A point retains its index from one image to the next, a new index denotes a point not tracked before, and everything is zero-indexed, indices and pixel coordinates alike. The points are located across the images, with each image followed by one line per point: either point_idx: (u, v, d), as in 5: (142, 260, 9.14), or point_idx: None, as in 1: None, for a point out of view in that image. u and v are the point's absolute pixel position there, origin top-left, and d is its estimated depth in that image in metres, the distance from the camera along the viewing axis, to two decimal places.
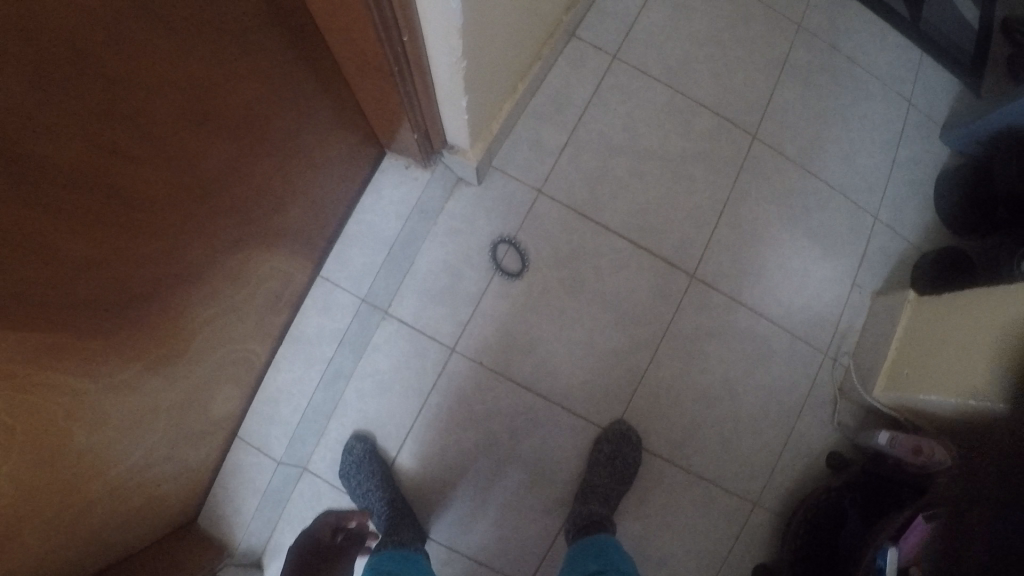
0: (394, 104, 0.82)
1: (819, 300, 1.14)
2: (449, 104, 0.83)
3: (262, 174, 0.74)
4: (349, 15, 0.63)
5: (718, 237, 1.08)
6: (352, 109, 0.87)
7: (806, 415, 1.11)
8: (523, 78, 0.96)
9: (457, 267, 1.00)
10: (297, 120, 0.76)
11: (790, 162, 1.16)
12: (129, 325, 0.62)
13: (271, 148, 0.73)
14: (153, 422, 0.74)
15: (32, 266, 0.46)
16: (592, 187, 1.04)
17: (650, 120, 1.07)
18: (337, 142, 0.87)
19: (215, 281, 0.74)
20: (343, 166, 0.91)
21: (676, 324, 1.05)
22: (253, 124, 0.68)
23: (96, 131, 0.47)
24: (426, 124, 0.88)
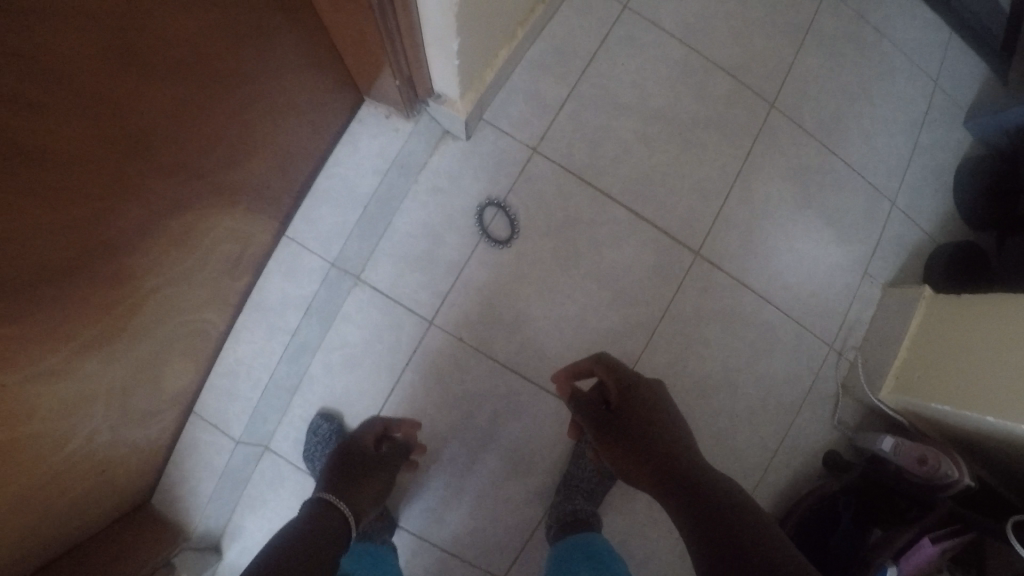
0: (372, 43, 0.70)
1: (827, 287, 1.10)
2: (437, 48, 0.71)
3: (212, 122, 0.63)
4: None
5: (727, 212, 0.97)
6: (324, 50, 0.75)
7: (806, 410, 1.10)
8: (524, 22, 0.85)
9: (438, 232, 0.89)
10: (252, 56, 0.64)
11: (809, 137, 1.09)
12: (50, 305, 0.51)
13: (221, 89, 0.61)
14: (93, 406, 0.64)
15: None
16: (592, 149, 0.92)
17: (662, 77, 0.96)
18: (303, 87, 0.75)
19: (160, 247, 0.64)
20: (311, 115, 0.80)
21: (676, 306, 0.94)
22: (196, 62, 0.56)
23: (18, 86, 0.39)
24: (410, 70, 0.76)
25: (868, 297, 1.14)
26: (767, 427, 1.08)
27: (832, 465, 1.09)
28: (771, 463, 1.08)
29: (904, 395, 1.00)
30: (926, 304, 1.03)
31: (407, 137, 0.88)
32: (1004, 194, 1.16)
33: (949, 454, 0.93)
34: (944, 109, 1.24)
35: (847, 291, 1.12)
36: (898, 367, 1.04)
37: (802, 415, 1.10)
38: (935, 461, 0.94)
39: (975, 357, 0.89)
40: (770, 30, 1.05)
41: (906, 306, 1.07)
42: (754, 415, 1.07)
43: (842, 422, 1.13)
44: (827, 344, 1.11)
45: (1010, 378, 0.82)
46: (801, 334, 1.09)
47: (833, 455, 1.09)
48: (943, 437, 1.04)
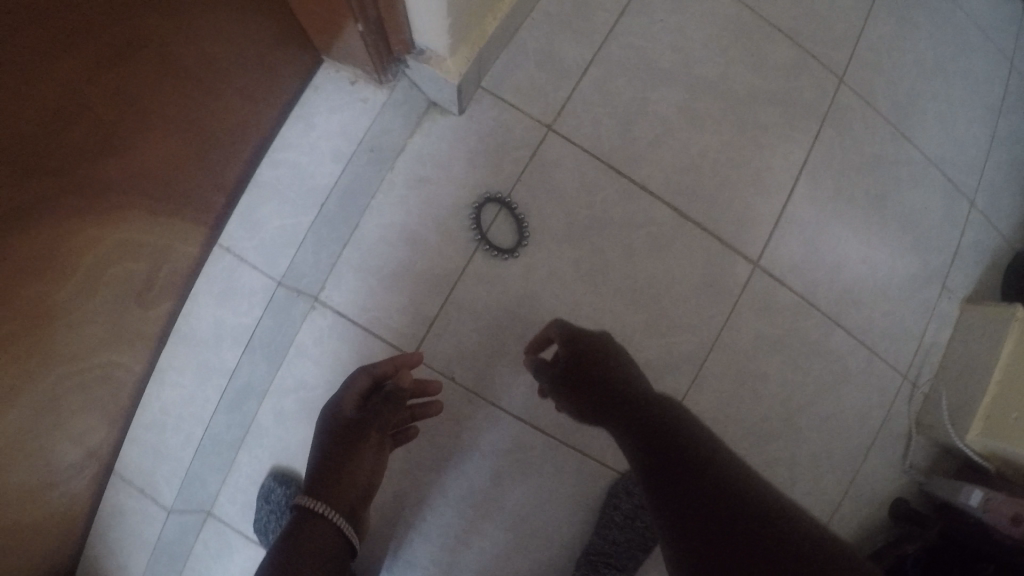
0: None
1: (902, 303, 0.90)
2: None
3: (55, 67, 0.40)
4: None
5: (792, 210, 0.76)
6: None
7: (874, 454, 0.90)
8: None
9: (423, 237, 0.67)
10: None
11: (881, 120, 0.88)
12: None
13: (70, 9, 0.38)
14: None
15: None
16: (624, 130, 0.71)
17: (710, 39, 0.75)
18: (215, 30, 0.53)
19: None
20: (243, 74, 0.58)
21: (730, 332, 0.73)
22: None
23: None
24: (381, 14, 0.55)
25: (945, 315, 0.93)
26: (833, 477, 0.87)
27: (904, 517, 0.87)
28: (835, 518, 0.87)
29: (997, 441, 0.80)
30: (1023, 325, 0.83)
31: (380, 111, 0.66)
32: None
33: None
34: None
35: (924, 308, 0.91)
36: (987, 404, 0.83)
37: (871, 461, 0.89)
38: None
39: None
40: None
41: (996, 328, 0.86)
42: (819, 464, 0.86)
43: (912, 465, 0.92)
44: (901, 373, 0.90)
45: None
46: (873, 362, 0.88)
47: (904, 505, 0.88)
48: None
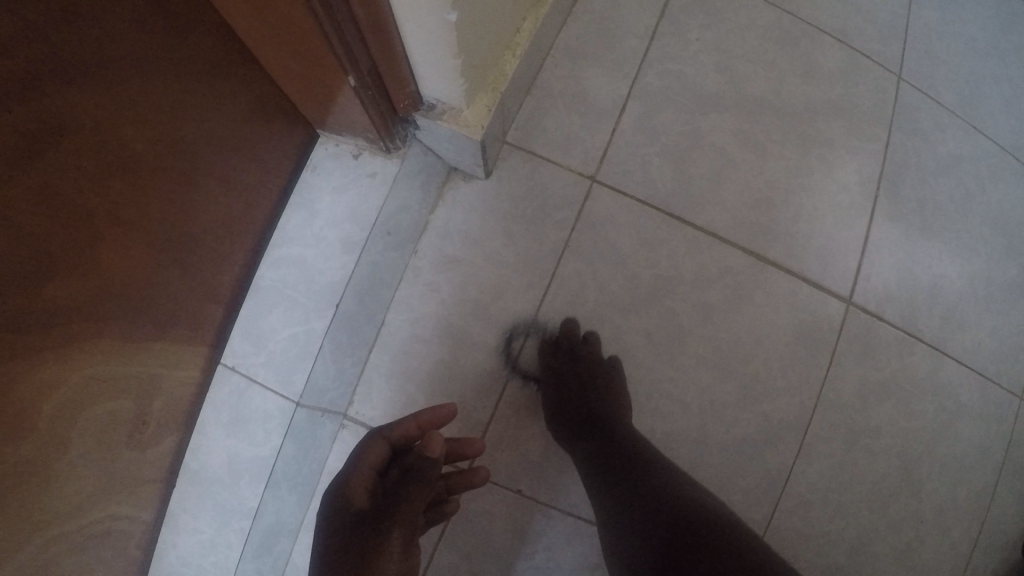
0: (288, 13, 0.39)
1: (1010, 316, 0.78)
2: (415, 28, 0.41)
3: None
4: None
5: (877, 232, 0.66)
6: (206, 40, 0.44)
7: (1003, 490, 0.76)
8: None
9: (461, 327, 0.57)
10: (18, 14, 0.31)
11: (951, 114, 0.78)
12: None
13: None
14: None
15: None
16: (677, 168, 0.61)
17: (755, 52, 0.65)
18: (168, 99, 0.43)
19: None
20: (231, 153, 0.50)
21: (831, 385, 0.62)
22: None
23: None
24: (379, 69, 0.46)
25: None
26: (962, 528, 0.74)
27: None
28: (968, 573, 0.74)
29: None
30: None
31: (391, 185, 0.55)
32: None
33: None
34: None
35: None
36: None
37: (1002, 501, 0.76)
38: None
39: None
40: None
41: None
42: (944, 513, 0.73)
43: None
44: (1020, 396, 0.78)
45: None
46: (989, 388, 0.76)
47: None
48: None
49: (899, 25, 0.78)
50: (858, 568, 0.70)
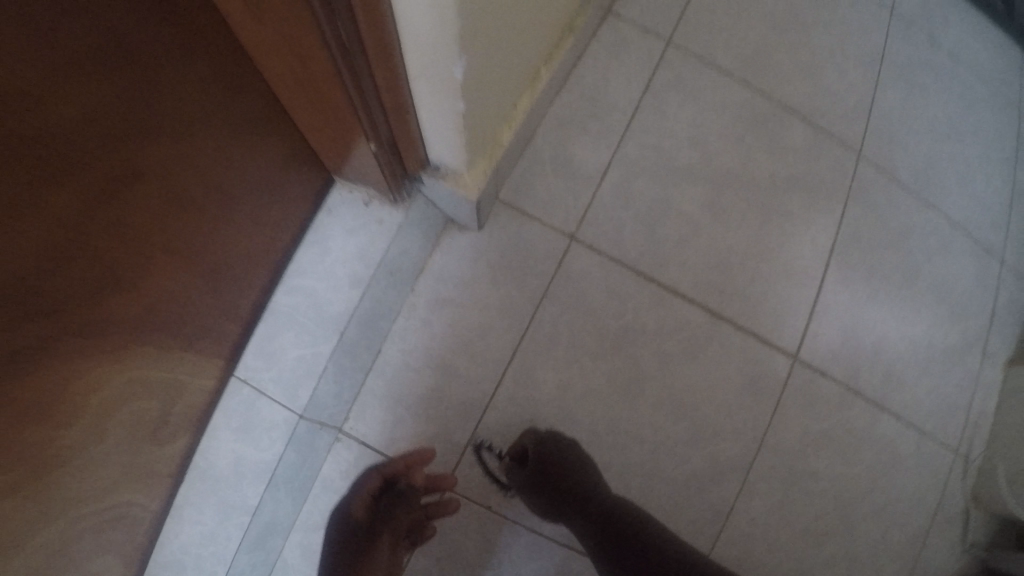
0: (331, 91, 0.46)
1: (945, 377, 0.87)
2: (429, 109, 0.49)
3: (54, 196, 0.36)
4: None
5: (825, 297, 0.74)
6: (258, 100, 0.51)
7: (933, 536, 0.84)
8: (548, 62, 0.63)
9: (448, 359, 0.65)
10: (129, 88, 0.38)
11: (905, 191, 0.86)
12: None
13: (76, 129, 0.35)
14: None
15: None
16: (651, 231, 0.69)
17: (727, 129, 0.73)
18: (225, 151, 0.51)
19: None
20: (262, 196, 0.57)
21: (775, 431, 0.70)
22: (26, 61, 0.30)
23: None
24: (394, 136, 0.53)
25: (990, 382, 0.90)
26: (894, 568, 0.82)
27: None
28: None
29: None
30: None
31: (394, 233, 0.65)
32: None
33: None
34: None
35: (968, 378, 0.88)
36: None
37: (930, 546, 0.84)
38: None
39: None
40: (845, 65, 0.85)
41: None
42: (878, 554, 0.81)
43: (974, 541, 0.85)
44: (952, 449, 0.86)
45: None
46: (924, 441, 0.85)
47: None
48: None
49: (863, 109, 0.86)
50: None
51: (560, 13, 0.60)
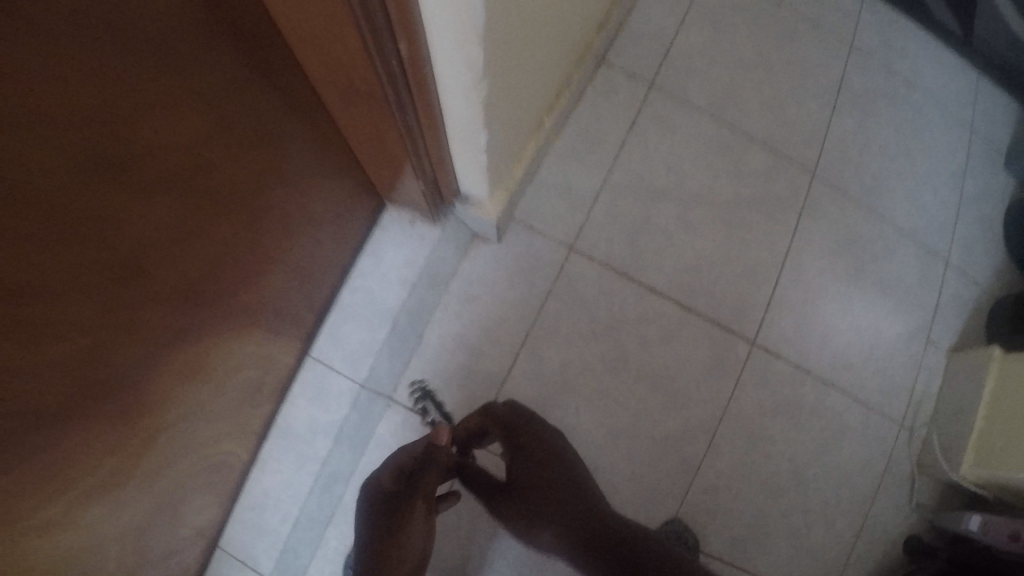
0: (395, 144, 0.64)
1: (891, 360, 1.03)
2: (461, 149, 0.67)
3: (195, 193, 0.51)
4: (337, 41, 0.48)
5: (780, 293, 0.92)
6: (334, 145, 0.69)
7: (882, 496, 1.01)
8: (551, 110, 0.82)
9: (474, 343, 0.83)
10: (247, 115, 0.53)
11: (853, 204, 1.04)
12: (121, 463, 0.56)
13: (216, 142, 0.51)
14: (95, 557, 0.57)
15: (27, 427, 0.42)
16: (631, 243, 0.89)
17: (696, 160, 0.94)
18: (306, 180, 0.67)
19: (120, 380, 0.51)
20: (331, 217, 0.75)
21: (736, 403, 0.88)
22: (176, 105, 0.45)
23: (73, 323, 0.43)
24: (434, 172, 0.71)
25: (934, 364, 1.06)
26: (845, 519, 0.98)
27: (915, 551, 0.97)
28: (850, 557, 0.98)
29: (988, 470, 0.89)
30: (999, 366, 0.95)
31: (434, 246, 0.84)
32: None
33: None
34: (984, 158, 1.21)
35: (913, 362, 1.04)
36: (976, 439, 0.94)
37: (878, 504, 1.00)
38: None
39: None
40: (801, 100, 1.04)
41: (978, 369, 0.98)
42: (829, 508, 0.98)
43: (919, 503, 1.02)
44: (897, 422, 1.03)
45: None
46: (871, 414, 1.01)
47: (913, 539, 0.98)
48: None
49: (817, 136, 1.04)
50: (757, 542, 0.94)
51: (559, 73, 0.79)
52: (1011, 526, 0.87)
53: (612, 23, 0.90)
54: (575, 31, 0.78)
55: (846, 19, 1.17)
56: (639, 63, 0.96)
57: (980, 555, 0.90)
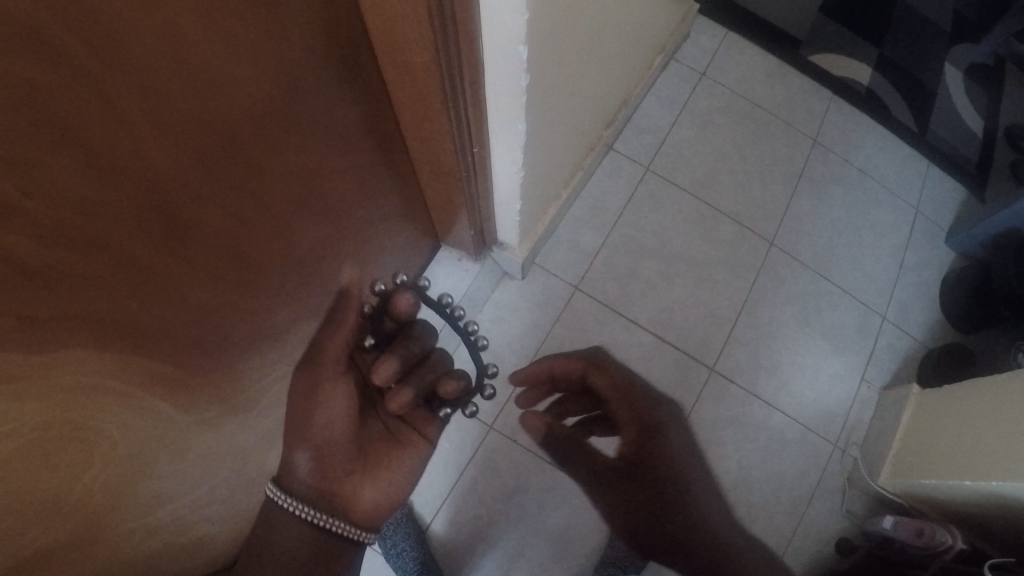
0: (456, 186, 1.00)
1: (830, 394, 1.31)
2: (501, 181, 1.03)
3: (316, 199, 0.82)
4: (430, 112, 0.82)
5: (735, 334, 1.34)
6: (405, 184, 1.04)
7: (817, 500, 1.25)
8: (565, 186, 1.30)
9: (500, 351, 1.29)
10: (352, 156, 0.85)
11: (801, 264, 1.39)
12: (248, 378, 0.86)
13: (333, 169, 0.82)
14: (225, 464, 0.88)
15: (212, 330, 0.72)
16: (623, 288, 1.35)
17: (676, 228, 1.40)
18: (381, 203, 0.99)
19: (257, 319, 0.82)
20: (395, 236, 1.10)
21: (696, 414, 1.28)
22: (318, 146, 0.76)
23: (244, 273, 0.74)
24: (478, 204, 1.08)
25: (867, 399, 1.31)
26: (784, 516, 1.24)
27: (843, 549, 1.20)
28: (787, 549, 1.22)
29: (897, 477, 1.13)
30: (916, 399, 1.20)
31: (474, 276, 1.26)
32: (985, 297, 1.31)
33: (943, 524, 1.06)
34: (925, 233, 1.45)
35: (849, 394, 1.31)
36: (893, 457, 1.18)
37: (815, 505, 1.25)
38: (931, 532, 1.06)
39: (949, 440, 1.05)
40: (767, 185, 1.45)
41: (900, 402, 1.23)
42: (768, 505, 1.24)
43: (850, 510, 1.25)
44: (831, 443, 1.29)
45: (985, 450, 0.96)
46: (809, 435, 1.29)
47: (844, 541, 1.21)
48: (939, 512, 1.14)
49: (779, 211, 1.43)
50: None
51: (569, 162, 1.24)
52: (917, 524, 1.08)
53: (617, 123, 1.38)
54: (584, 138, 1.25)
55: (813, 118, 1.51)
56: (640, 151, 1.45)
57: (894, 549, 1.11)
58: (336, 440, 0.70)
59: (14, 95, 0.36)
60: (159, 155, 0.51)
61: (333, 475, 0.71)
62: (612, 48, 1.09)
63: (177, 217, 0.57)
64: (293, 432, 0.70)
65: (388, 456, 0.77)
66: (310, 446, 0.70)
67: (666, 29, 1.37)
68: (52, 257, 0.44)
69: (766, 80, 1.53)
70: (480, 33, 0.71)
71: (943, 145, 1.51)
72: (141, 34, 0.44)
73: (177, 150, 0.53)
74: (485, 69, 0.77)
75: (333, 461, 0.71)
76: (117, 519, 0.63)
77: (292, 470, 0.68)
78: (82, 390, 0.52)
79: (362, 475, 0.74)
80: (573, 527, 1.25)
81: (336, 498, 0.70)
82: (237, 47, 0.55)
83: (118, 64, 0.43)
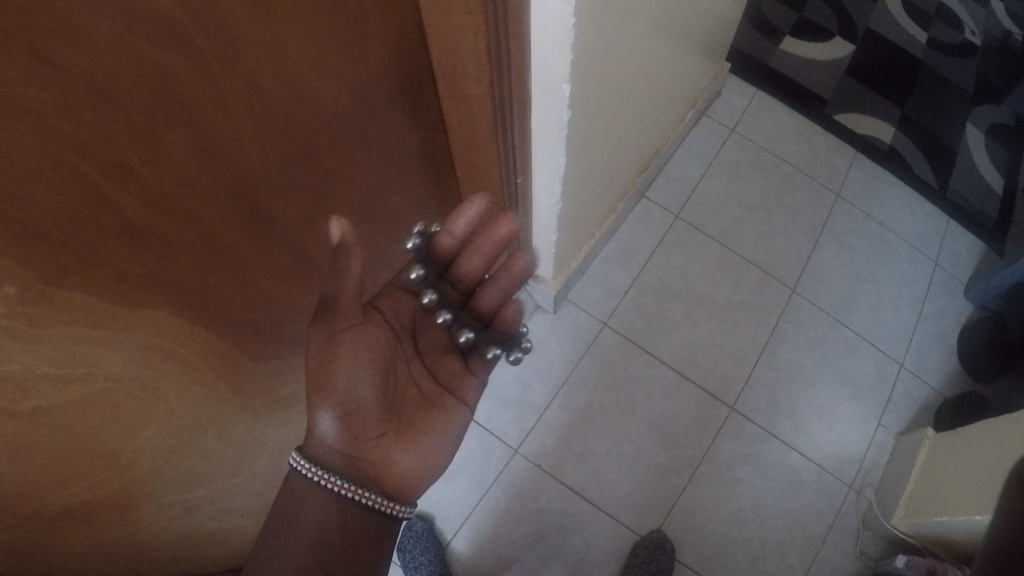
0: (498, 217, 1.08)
1: (846, 437, 1.34)
2: (540, 211, 1.10)
3: (371, 213, 0.90)
4: (477, 139, 0.90)
5: (755, 375, 1.38)
6: (445, 205, 1.12)
7: (831, 541, 1.26)
8: (599, 227, 1.38)
9: (527, 381, 1.36)
10: (408, 175, 0.94)
11: (823, 312, 1.44)
12: (291, 372, 0.92)
13: (390, 183, 0.90)
14: (265, 452, 0.93)
15: (268, 320, 0.78)
16: (648, 325, 1.41)
17: (702, 272, 1.46)
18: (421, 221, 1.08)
19: (307, 317, 0.88)
20: None
21: (714, 450, 1.32)
22: (380, 161, 0.84)
23: (304, 269, 0.81)
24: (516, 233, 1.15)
25: (884, 442, 1.34)
26: (799, 554, 1.26)
27: None
28: None
29: (911, 515, 1.14)
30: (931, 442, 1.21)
31: None
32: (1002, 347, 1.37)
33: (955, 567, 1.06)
34: (945, 286, 1.48)
35: (864, 438, 1.34)
36: (907, 497, 1.18)
37: (828, 545, 1.26)
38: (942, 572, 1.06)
39: (962, 477, 1.06)
40: (792, 235, 1.51)
41: (914, 446, 1.25)
42: (782, 541, 1.26)
43: (864, 552, 1.25)
44: (846, 484, 1.30)
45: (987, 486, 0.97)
46: (824, 474, 1.31)
47: None
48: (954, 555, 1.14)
49: (801, 260, 1.49)
50: (715, 553, 1.26)
51: (603, 206, 1.33)
52: (929, 563, 1.09)
53: (649, 171, 1.46)
54: (619, 181, 1.33)
55: (837, 175, 1.58)
56: (670, 200, 1.53)
57: None
58: (363, 400, 0.74)
59: (147, 73, 0.44)
60: (251, 146, 0.59)
61: (364, 440, 0.75)
62: (646, 97, 1.17)
63: (256, 206, 0.64)
64: (319, 392, 0.72)
65: (424, 422, 0.83)
66: (336, 406, 0.72)
67: (699, 85, 1.46)
68: (152, 222, 0.51)
69: (792, 138, 1.61)
70: (529, 74, 0.79)
71: (963, 201, 1.56)
72: (251, 41, 0.53)
73: (266, 143, 0.61)
74: (532, 108, 0.85)
75: (359, 421, 0.74)
76: (167, 484, 0.67)
77: (319, 430, 0.71)
78: (147, 353, 0.57)
79: (394, 437, 0.78)
80: (588, 553, 1.25)
81: (367, 464, 0.75)
82: (326, 61, 0.63)
83: (232, 64, 0.52)
